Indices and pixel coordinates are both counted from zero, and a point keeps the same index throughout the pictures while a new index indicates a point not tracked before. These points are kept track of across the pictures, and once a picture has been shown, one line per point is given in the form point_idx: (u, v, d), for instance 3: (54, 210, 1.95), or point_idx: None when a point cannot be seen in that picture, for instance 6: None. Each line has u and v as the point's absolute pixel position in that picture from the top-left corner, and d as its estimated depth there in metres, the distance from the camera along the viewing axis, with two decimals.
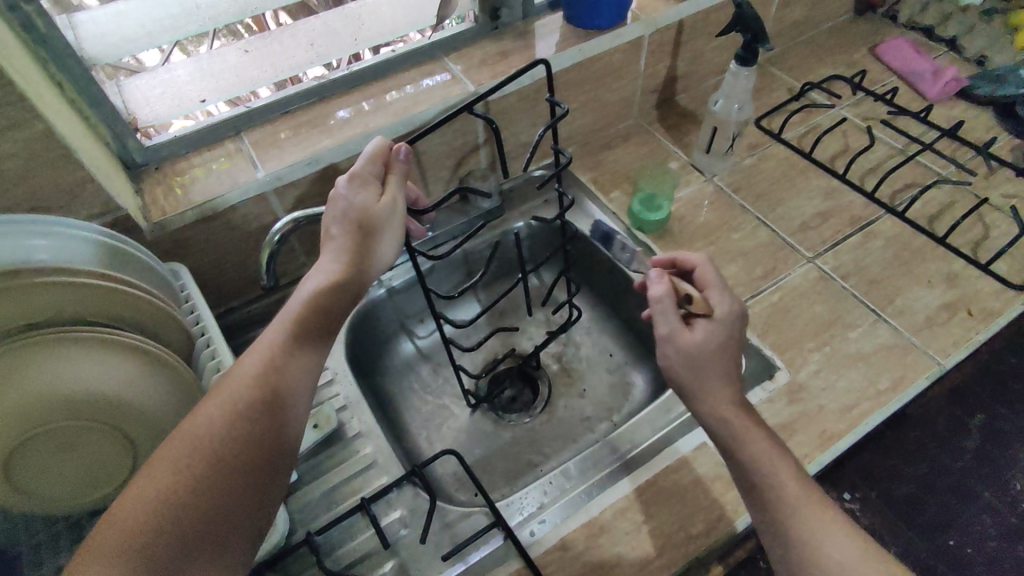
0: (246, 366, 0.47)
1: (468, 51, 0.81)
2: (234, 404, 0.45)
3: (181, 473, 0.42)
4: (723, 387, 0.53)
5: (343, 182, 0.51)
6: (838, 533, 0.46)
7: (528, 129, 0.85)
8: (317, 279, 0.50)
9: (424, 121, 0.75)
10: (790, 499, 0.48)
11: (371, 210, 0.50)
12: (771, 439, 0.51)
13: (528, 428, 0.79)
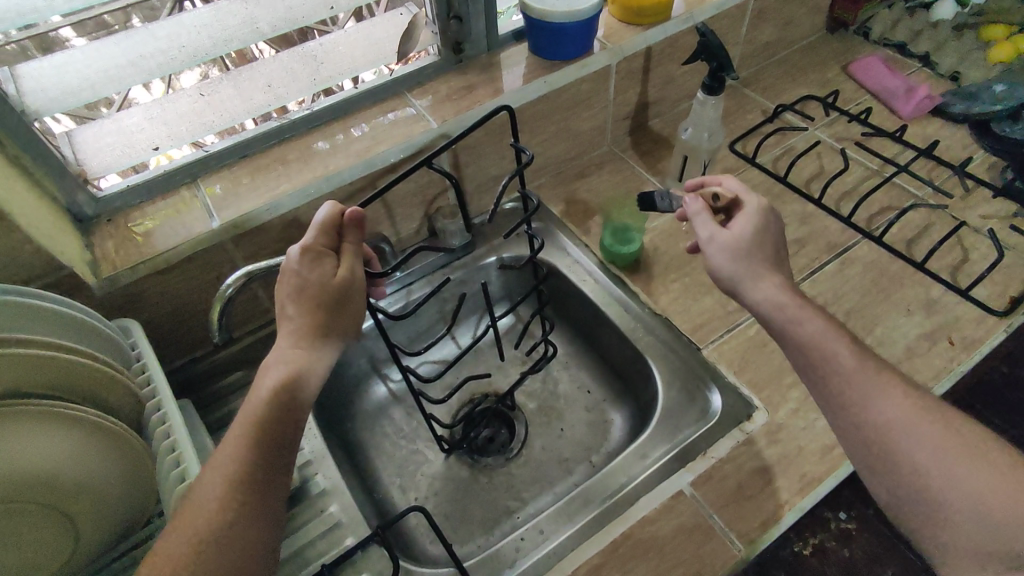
0: (206, 486, 0.44)
1: (431, 86, 0.80)
2: (196, 533, 0.42)
3: None
4: (768, 275, 0.56)
5: (293, 256, 0.47)
6: (944, 439, 0.47)
7: (497, 162, 0.83)
8: (275, 373, 0.46)
9: (388, 163, 0.73)
10: (889, 417, 0.49)
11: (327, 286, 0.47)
12: (851, 349, 0.51)
13: (505, 474, 0.77)
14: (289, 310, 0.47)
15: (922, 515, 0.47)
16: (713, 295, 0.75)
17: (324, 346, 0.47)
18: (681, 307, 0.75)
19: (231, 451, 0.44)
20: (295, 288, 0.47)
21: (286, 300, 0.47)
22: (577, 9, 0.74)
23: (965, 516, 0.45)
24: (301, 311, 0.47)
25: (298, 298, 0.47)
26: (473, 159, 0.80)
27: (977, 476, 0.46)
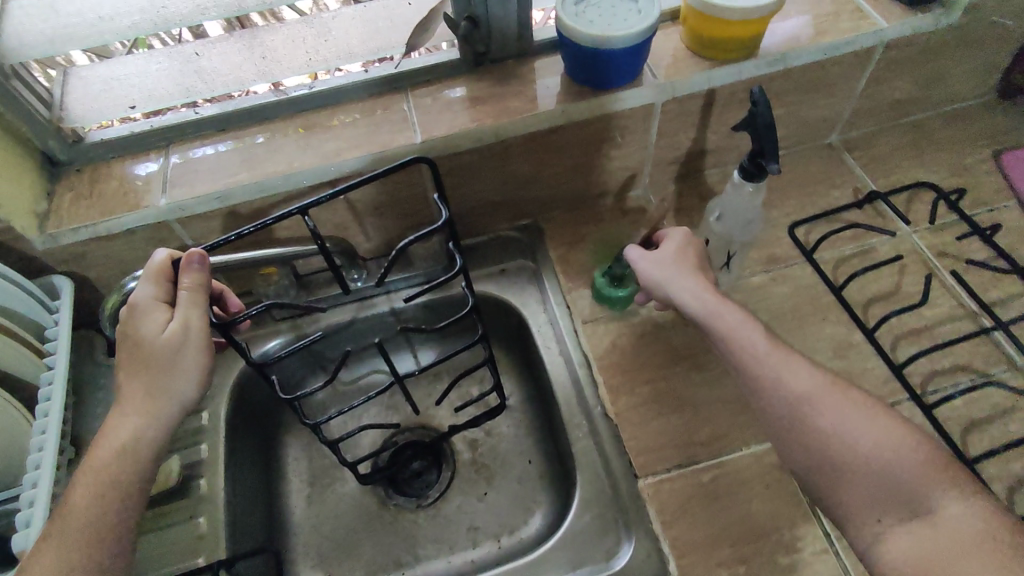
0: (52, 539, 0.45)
1: (438, 88, 0.69)
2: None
3: None
4: (695, 276, 0.59)
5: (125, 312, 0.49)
6: (842, 404, 0.50)
7: (496, 186, 0.72)
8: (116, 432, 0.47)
9: (356, 172, 0.65)
10: (793, 378, 0.52)
11: (156, 343, 0.48)
12: (765, 337, 0.54)
13: (410, 522, 0.72)
14: (122, 378, 0.48)
15: (835, 446, 0.49)
16: (683, 416, 0.62)
17: (157, 412, 0.48)
18: (641, 418, 0.63)
19: (61, 539, 0.45)
20: (127, 353, 0.48)
21: (121, 366, 0.48)
22: (614, 34, 0.59)
23: (859, 434, 0.49)
24: (132, 379, 0.48)
25: (127, 362, 0.48)
26: (463, 180, 0.70)
27: (855, 410, 0.50)
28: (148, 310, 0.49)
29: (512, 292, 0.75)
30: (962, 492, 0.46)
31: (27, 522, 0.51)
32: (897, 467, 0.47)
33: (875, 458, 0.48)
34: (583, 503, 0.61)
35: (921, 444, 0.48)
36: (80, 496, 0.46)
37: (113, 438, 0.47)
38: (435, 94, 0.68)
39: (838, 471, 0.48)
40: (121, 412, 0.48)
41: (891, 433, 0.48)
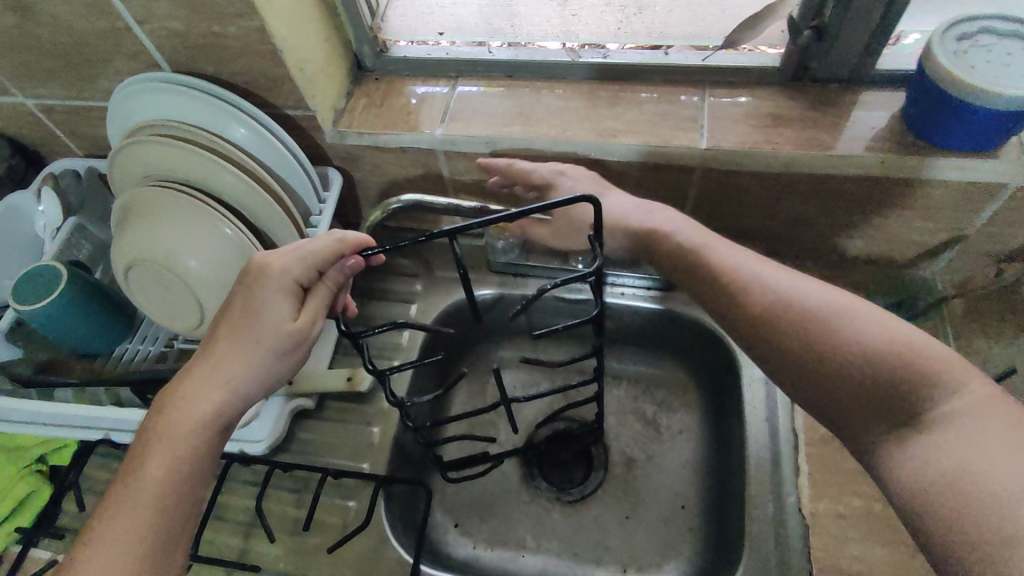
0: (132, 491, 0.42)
1: (742, 95, 0.62)
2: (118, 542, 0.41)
3: None
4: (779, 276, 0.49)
5: (259, 266, 0.47)
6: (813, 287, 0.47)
7: (762, 216, 0.64)
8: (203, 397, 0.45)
9: (623, 160, 0.61)
10: (804, 287, 0.47)
11: (283, 329, 0.47)
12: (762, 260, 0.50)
13: (545, 511, 0.71)
14: (223, 334, 0.47)
15: (838, 354, 0.44)
16: (896, 555, 0.52)
17: (246, 385, 0.47)
18: (841, 533, 0.54)
19: (137, 499, 0.42)
20: (243, 320, 0.47)
21: (228, 321, 0.47)
22: (998, 91, 0.47)
23: (872, 336, 0.44)
24: (236, 343, 0.47)
25: (238, 330, 0.47)
26: (729, 202, 0.63)
27: (859, 307, 0.45)
28: (286, 290, 0.47)
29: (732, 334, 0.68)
30: (963, 386, 0.41)
31: None
32: (901, 369, 0.42)
33: (868, 360, 0.43)
34: None
35: (913, 333, 0.44)
36: (154, 459, 0.43)
37: (196, 405, 0.45)
38: (734, 100, 0.61)
39: (845, 374, 0.44)
40: (210, 375, 0.46)
41: (898, 326, 0.44)
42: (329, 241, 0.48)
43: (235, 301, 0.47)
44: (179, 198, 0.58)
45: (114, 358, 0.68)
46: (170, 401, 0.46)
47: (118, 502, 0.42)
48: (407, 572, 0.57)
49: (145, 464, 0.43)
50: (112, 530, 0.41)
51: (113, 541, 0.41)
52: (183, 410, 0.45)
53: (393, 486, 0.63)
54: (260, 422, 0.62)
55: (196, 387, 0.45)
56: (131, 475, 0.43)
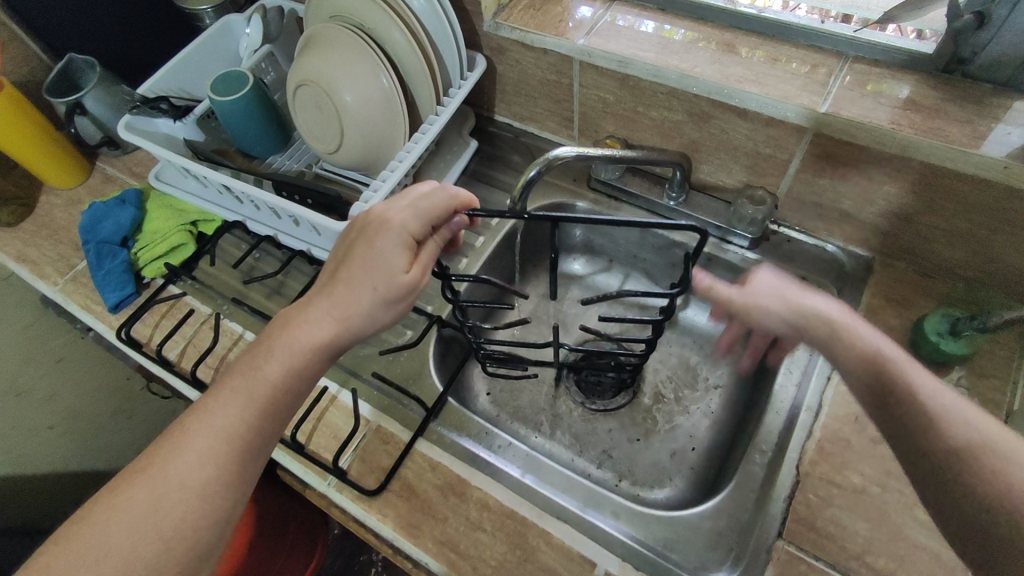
0: (241, 384, 0.46)
1: (880, 73, 0.62)
2: (220, 427, 0.44)
3: (159, 496, 0.41)
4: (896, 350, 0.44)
5: (382, 219, 0.51)
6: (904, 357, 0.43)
7: (861, 200, 0.65)
8: (310, 328, 0.48)
9: (739, 106, 0.64)
10: (905, 365, 0.43)
11: (397, 279, 0.49)
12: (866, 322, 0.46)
13: (566, 409, 0.77)
14: (339, 275, 0.49)
15: (898, 434, 0.40)
16: (873, 533, 0.54)
17: (356, 324, 0.49)
18: (826, 497, 0.56)
19: (245, 386, 0.46)
20: (360, 263, 0.49)
21: (345, 267, 0.50)
22: None
23: (961, 429, 0.38)
24: (353, 283, 0.49)
25: (353, 270, 0.49)
26: (833, 174, 0.64)
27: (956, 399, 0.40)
28: (403, 242, 0.50)
29: None
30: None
31: (367, 201, 0.68)
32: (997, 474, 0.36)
33: (960, 455, 0.37)
34: (712, 512, 0.58)
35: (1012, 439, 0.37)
36: (269, 365, 0.46)
37: (308, 329, 0.48)
38: (870, 76, 0.62)
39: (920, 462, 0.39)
40: (325, 307, 0.48)
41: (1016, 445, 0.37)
42: (443, 198, 0.52)
43: (356, 246, 0.50)
44: (355, 38, 0.69)
45: (266, 164, 0.83)
46: (289, 325, 0.48)
47: (227, 397, 0.45)
48: (435, 397, 0.66)
49: (253, 375, 0.46)
50: (212, 430, 0.44)
51: (211, 429, 0.44)
52: (296, 339, 0.47)
53: (446, 331, 0.72)
54: None
55: (310, 318, 0.48)
56: (240, 380, 0.46)
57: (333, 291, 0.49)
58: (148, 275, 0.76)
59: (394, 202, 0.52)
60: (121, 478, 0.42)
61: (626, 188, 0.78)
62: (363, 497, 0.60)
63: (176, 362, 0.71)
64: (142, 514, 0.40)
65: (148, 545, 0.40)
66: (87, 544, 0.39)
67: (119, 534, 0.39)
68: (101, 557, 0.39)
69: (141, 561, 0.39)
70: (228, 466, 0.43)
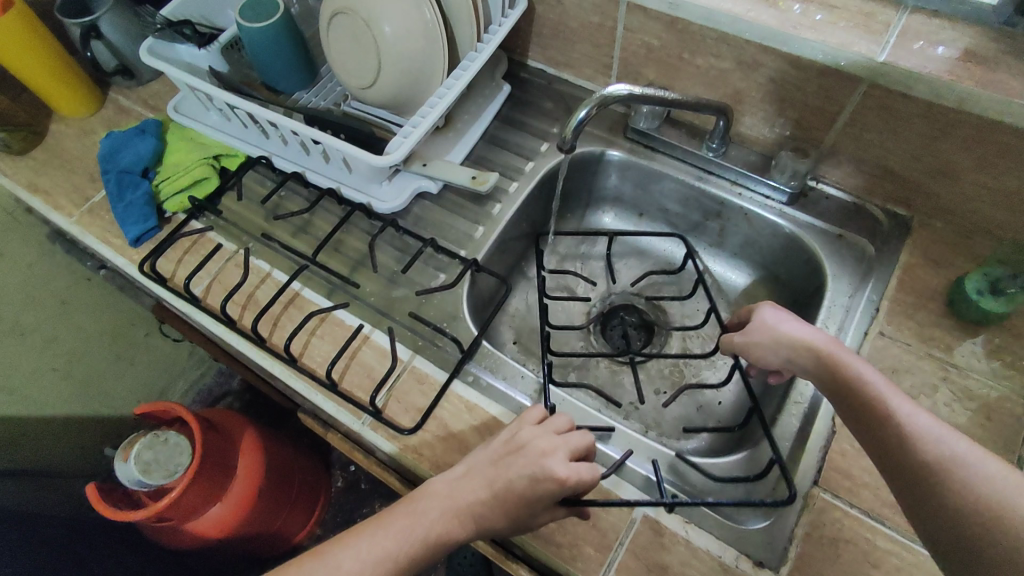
0: (368, 539, 0.48)
1: (940, 25, 0.60)
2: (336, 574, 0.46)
3: None
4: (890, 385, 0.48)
5: (538, 473, 0.48)
6: (898, 392, 0.47)
7: (908, 157, 0.64)
8: (437, 515, 0.48)
9: (793, 53, 0.62)
10: (883, 388, 0.47)
11: (529, 517, 0.49)
12: (864, 364, 0.51)
13: (593, 360, 0.77)
14: (475, 467, 0.50)
15: (895, 456, 0.43)
16: None
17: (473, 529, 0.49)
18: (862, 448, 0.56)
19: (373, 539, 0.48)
20: (507, 466, 0.49)
21: (488, 458, 0.51)
22: None
23: (933, 445, 0.41)
24: (492, 497, 0.48)
25: (502, 488, 0.48)
26: (883, 128, 0.63)
27: (928, 419, 0.44)
28: (553, 500, 0.49)
29: (833, 261, 0.69)
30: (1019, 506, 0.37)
31: (406, 136, 0.66)
32: (945, 486, 0.39)
33: (914, 469, 0.41)
34: None
35: (971, 450, 0.40)
36: (393, 529, 0.48)
37: (435, 515, 0.48)
38: (930, 27, 0.60)
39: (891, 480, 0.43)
40: (449, 502, 0.49)
41: (978, 457, 0.40)
42: (592, 473, 0.50)
43: (501, 449, 0.51)
44: None
45: (292, 100, 0.80)
46: (425, 496, 0.50)
47: (355, 545, 0.47)
48: (470, 339, 0.65)
49: (371, 540, 0.47)
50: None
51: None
52: (419, 516, 0.49)
53: (479, 276, 0.71)
54: (390, 188, 0.74)
55: (439, 497, 0.49)
56: (364, 534, 0.48)
57: (468, 476, 0.50)
58: (170, 209, 0.74)
59: (534, 429, 0.52)
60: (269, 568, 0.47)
61: (663, 138, 0.76)
62: (398, 436, 0.59)
63: (202, 298, 0.69)
64: None
65: None
66: None
67: None
68: None
69: None
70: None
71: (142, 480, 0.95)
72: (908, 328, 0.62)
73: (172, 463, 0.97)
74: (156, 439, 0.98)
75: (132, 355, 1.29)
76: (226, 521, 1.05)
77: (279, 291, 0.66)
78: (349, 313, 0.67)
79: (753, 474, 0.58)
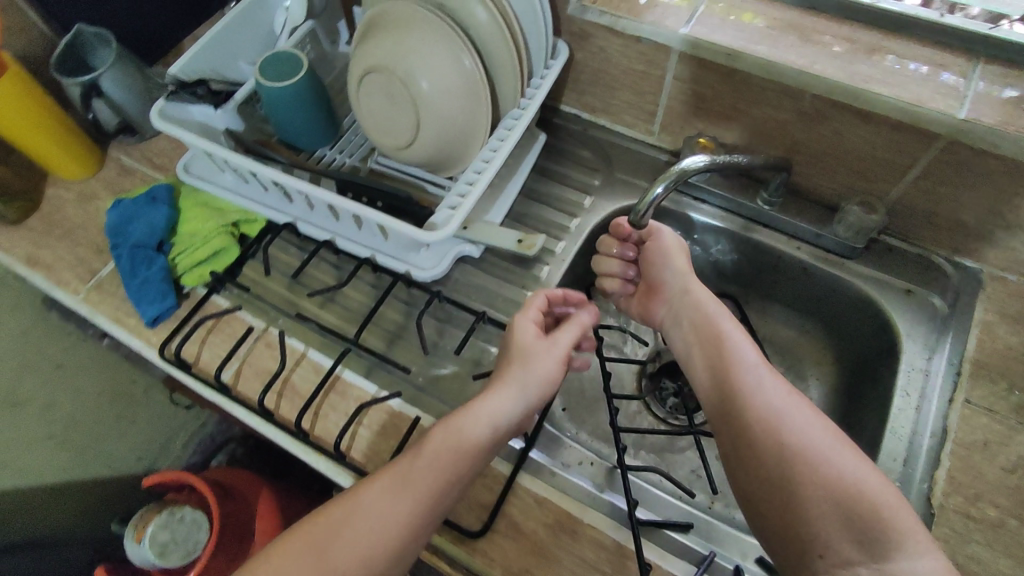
0: (410, 459, 0.51)
1: (1017, 76, 0.57)
2: (391, 496, 0.49)
3: (323, 543, 0.48)
4: (787, 388, 0.52)
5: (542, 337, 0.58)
6: (792, 396, 0.51)
7: (983, 212, 0.61)
8: (473, 415, 0.52)
9: (864, 109, 0.59)
10: (773, 393, 0.51)
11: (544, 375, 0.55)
12: (762, 357, 0.54)
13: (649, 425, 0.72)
14: (494, 377, 0.56)
15: (778, 464, 0.48)
16: (1017, 570, 0.51)
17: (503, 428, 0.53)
18: (963, 532, 0.53)
19: (413, 465, 0.50)
20: (521, 358, 0.56)
21: (502, 367, 0.56)
22: None
23: (817, 450, 0.48)
24: (512, 380, 0.54)
25: (519, 372, 0.55)
26: (957, 182, 0.60)
27: (785, 386, 0.52)
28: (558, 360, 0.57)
29: (905, 318, 0.65)
30: (864, 482, 0.46)
31: (453, 207, 0.61)
32: (810, 472, 0.47)
33: (779, 435, 0.49)
34: None
35: (827, 427, 0.49)
36: (432, 442, 0.51)
37: (473, 420, 0.52)
38: (1007, 78, 0.57)
39: (745, 443, 0.50)
40: (469, 426, 0.52)
41: (827, 436, 0.49)
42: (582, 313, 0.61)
43: (509, 361, 0.56)
44: (435, 20, 0.61)
45: (315, 159, 0.74)
46: (458, 412, 0.53)
47: (390, 480, 0.50)
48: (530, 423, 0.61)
49: (404, 486, 0.49)
50: (368, 517, 0.48)
51: (370, 512, 0.48)
52: (436, 450, 0.51)
53: None
54: (429, 254, 0.69)
55: (458, 425, 0.52)
56: (392, 480, 0.50)
57: (495, 384, 0.54)
58: (189, 283, 0.68)
59: (526, 315, 0.60)
60: (309, 520, 0.50)
61: (713, 189, 0.73)
62: (464, 540, 0.54)
63: (231, 385, 0.63)
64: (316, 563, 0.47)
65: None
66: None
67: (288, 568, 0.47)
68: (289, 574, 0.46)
69: None
70: (376, 560, 0.47)
71: (157, 562, 0.88)
72: (994, 393, 0.59)
73: (190, 541, 0.90)
74: (170, 518, 0.93)
75: (134, 415, 1.20)
76: None
77: (323, 378, 0.60)
78: (405, 402, 0.62)
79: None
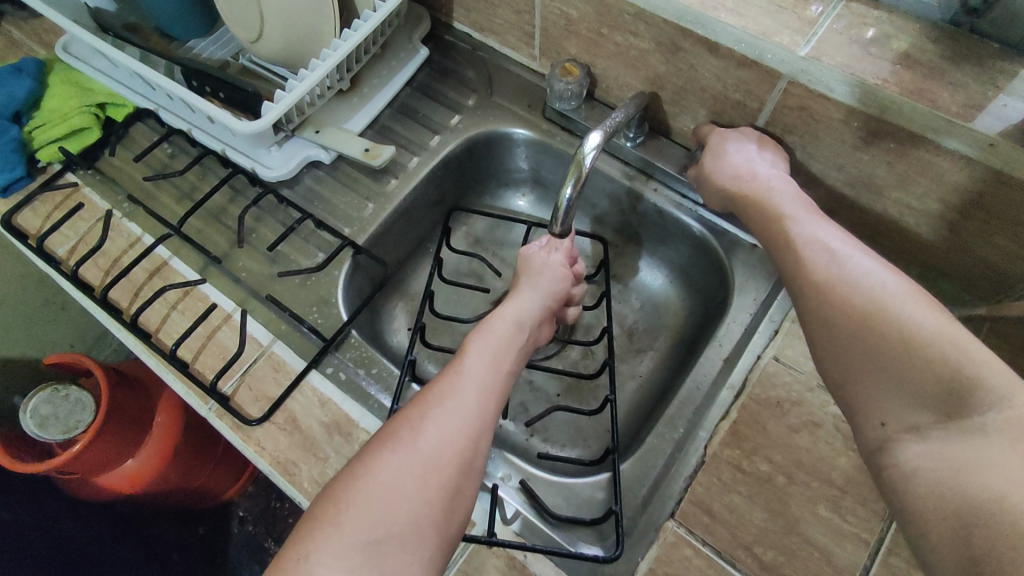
0: (454, 378, 0.45)
1: (878, 19, 0.53)
2: (460, 415, 0.43)
3: (387, 491, 0.39)
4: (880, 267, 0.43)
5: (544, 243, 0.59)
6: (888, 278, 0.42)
7: (828, 166, 0.58)
8: (512, 308, 0.53)
9: (710, 38, 0.55)
10: (859, 270, 0.43)
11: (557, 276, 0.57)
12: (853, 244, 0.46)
13: None
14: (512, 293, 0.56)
15: (856, 334, 0.40)
16: (768, 524, 0.50)
17: (526, 324, 0.52)
18: (728, 482, 0.52)
19: (466, 378, 0.45)
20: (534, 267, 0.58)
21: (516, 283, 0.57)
22: None
23: (903, 321, 0.39)
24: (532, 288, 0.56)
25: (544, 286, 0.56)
26: (804, 132, 0.57)
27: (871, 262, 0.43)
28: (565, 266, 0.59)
29: (740, 271, 0.63)
30: (942, 351, 0.37)
31: (280, 100, 0.61)
32: (888, 341, 0.39)
33: (843, 312, 0.42)
34: (604, 483, 0.55)
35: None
36: (475, 357, 0.47)
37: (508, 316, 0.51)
38: (865, 20, 0.53)
39: (923, 393, 0.37)
40: (488, 350, 0.48)
41: (924, 309, 0.39)
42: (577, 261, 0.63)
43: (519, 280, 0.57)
44: None
45: (186, 49, 0.73)
46: (484, 329, 0.50)
47: (448, 406, 0.43)
48: (336, 328, 0.61)
49: (452, 410, 0.43)
50: (435, 443, 0.41)
51: (438, 433, 0.42)
52: (470, 371, 0.46)
53: (362, 258, 0.66)
54: (279, 154, 0.68)
55: (480, 343, 0.48)
56: (435, 404, 0.43)
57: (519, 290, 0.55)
58: (43, 159, 0.69)
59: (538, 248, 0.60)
60: (352, 473, 0.40)
61: (582, 120, 0.70)
62: (243, 427, 0.56)
63: (63, 259, 0.65)
64: (384, 505, 0.39)
65: (385, 522, 0.38)
66: (334, 536, 0.38)
67: (356, 516, 0.38)
68: (359, 519, 0.38)
69: (372, 531, 0.38)
70: (437, 496, 0.40)
71: (38, 433, 0.94)
72: (806, 354, 0.57)
73: (72, 419, 0.95)
74: (55, 394, 0.98)
75: None
76: (142, 476, 1.00)
77: (138, 259, 0.61)
78: (215, 288, 0.63)
79: (592, 517, 0.53)
